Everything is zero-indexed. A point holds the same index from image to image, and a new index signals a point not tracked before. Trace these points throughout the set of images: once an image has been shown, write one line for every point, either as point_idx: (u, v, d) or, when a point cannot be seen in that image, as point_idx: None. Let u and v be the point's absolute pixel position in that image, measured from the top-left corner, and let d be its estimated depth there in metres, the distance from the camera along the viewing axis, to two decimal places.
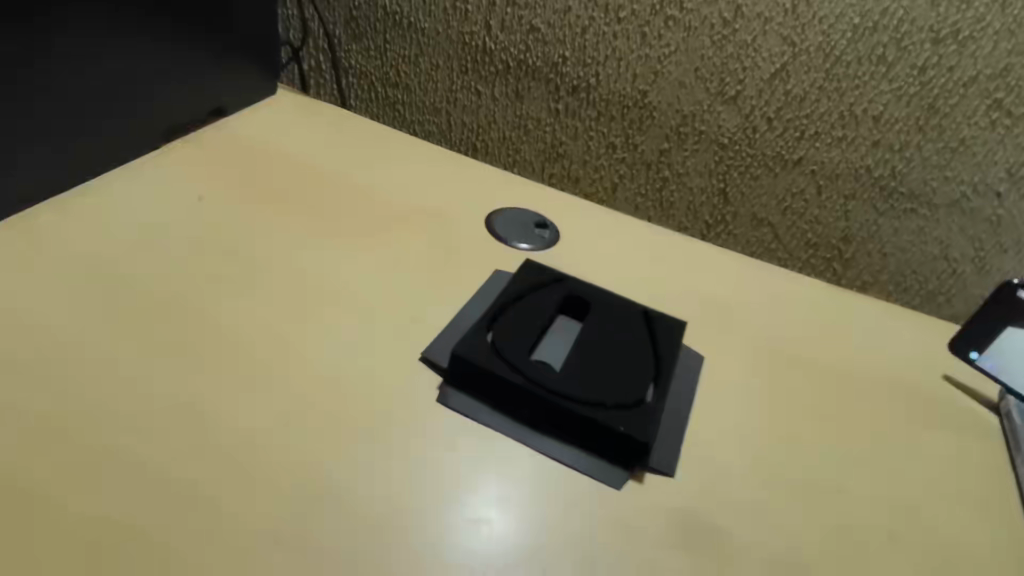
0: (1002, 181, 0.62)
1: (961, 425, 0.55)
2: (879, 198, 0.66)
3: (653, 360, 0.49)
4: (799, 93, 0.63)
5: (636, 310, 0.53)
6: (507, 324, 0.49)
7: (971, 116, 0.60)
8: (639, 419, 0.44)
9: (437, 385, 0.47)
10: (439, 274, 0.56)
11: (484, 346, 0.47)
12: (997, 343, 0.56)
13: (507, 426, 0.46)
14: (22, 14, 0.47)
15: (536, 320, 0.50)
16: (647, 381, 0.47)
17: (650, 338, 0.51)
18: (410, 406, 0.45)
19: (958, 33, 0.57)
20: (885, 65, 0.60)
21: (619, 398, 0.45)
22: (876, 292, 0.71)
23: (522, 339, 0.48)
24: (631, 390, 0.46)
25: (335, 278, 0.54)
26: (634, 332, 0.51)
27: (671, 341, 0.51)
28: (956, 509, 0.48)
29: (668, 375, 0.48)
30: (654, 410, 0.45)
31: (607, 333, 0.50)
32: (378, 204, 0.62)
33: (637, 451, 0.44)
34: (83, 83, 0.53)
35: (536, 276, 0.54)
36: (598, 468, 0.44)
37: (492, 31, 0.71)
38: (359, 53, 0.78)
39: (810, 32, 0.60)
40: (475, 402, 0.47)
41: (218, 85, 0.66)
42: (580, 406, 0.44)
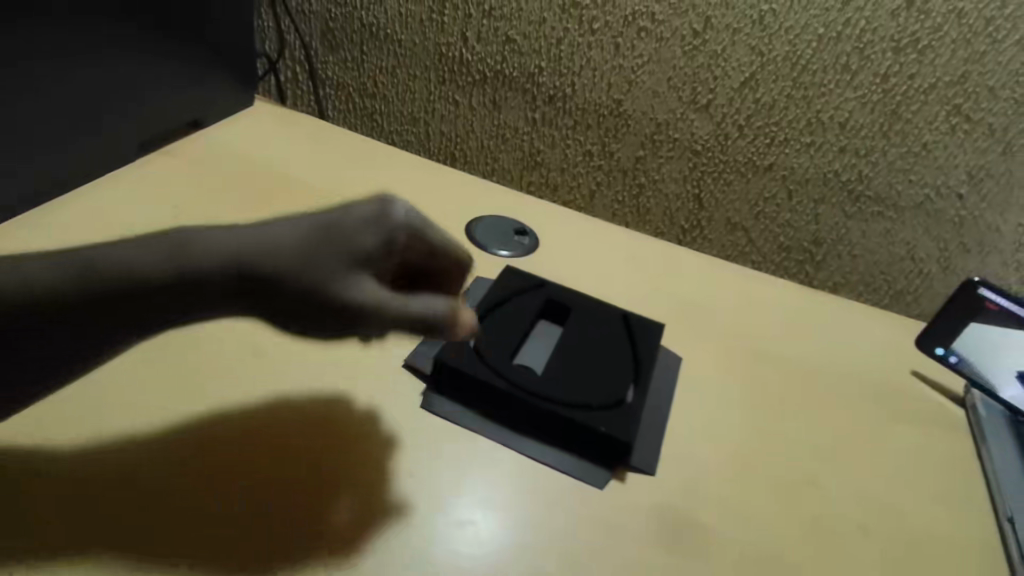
0: (963, 183, 0.64)
1: (931, 417, 0.57)
2: (847, 202, 0.68)
3: (632, 363, 0.50)
4: (768, 102, 0.65)
5: (614, 315, 0.54)
6: (489, 330, 0.50)
7: (932, 122, 0.62)
8: (620, 419, 0.45)
9: (421, 391, 0.48)
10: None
11: (467, 351, 0.48)
12: (962, 338, 0.58)
13: (490, 429, 0.46)
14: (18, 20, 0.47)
15: (518, 325, 0.51)
16: (627, 382, 0.48)
17: (630, 341, 0.51)
18: (391, 414, 0.46)
19: (917, 42, 0.59)
20: (849, 73, 0.62)
21: (600, 399, 0.46)
22: (847, 293, 0.73)
23: (503, 344, 0.49)
24: (611, 392, 0.47)
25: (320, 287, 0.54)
26: (613, 336, 0.52)
27: (649, 343, 0.51)
28: (928, 497, 0.50)
29: (648, 375, 0.49)
30: (635, 411, 0.46)
31: (588, 337, 0.51)
32: None
33: (619, 451, 0.45)
34: (71, 91, 0.53)
35: (516, 282, 0.55)
36: (581, 468, 0.45)
37: (468, 42, 0.72)
38: (337, 65, 0.78)
39: (777, 42, 0.62)
40: (459, 407, 0.47)
41: (197, 97, 0.66)
42: (563, 408, 0.45)
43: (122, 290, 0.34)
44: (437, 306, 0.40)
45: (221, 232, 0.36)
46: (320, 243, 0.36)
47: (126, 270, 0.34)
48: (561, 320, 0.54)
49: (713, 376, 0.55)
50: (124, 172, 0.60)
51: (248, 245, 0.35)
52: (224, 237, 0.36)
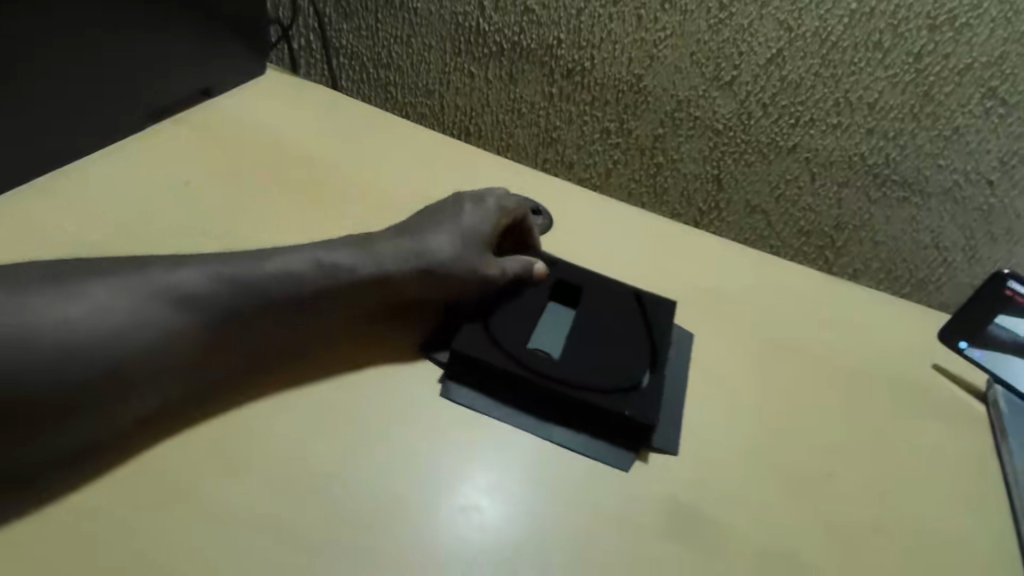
0: (994, 169, 0.62)
1: (948, 413, 0.55)
2: (872, 185, 0.66)
3: (647, 345, 0.49)
4: (795, 80, 0.63)
5: (626, 290, 0.53)
6: (503, 315, 0.49)
7: (966, 104, 0.59)
8: (645, 398, 0.45)
9: (438, 378, 0.47)
10: None
11: (483, 339, 0.47)
12: (989, 333, 0.56)
13: (512, 416, 0.46)
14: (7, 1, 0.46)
15: (531, 307, 0.50)
16: (644, 364, 0.47)
17: (644, 322, 0.50)
18: (404, 394, 0.46)
19: (955, 20, 0.56)
20: (881, 52, 0.59)
21: (617, 382, 0.46)
22: (867, 279, 0.72)
23: (518, 329, 0.48)
24: (628, 374, 0.46)
25: None
26: (624, 310, 0.51)
27: (662, 323, 0.50)
28: (942, 498, 0.49)
29: (664, 355, 0.48)
30: (652, 393, 0.46)
31: (602, 316, 0.51)
32: (374, 191, 0.62)
33: (642, 432, 0.45)
34: (74, 65, 0.52)
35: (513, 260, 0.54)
36: (606, 450, 0.45)
37: (486, 11, 0.70)
38: (351, 33, 0.77)
39: (807, 16, 0.59)
40: (476, 393, 0.47)
41: (206, 67, 0.64)
42: (583, 394, 0.45)
43: (301, 272, 0.44)
44: (527, 260, 0.51)
45: (396, 236, 0.49)
46: (459, 238, 0.50)
47: (322, 271, 0.45)
48: (572, 298, 0.53)
49: (726, 366, 0.54)
50: (126, 145, 0.60)
51: (413, 245, 0.48)
52: (395, 240, 0.48)
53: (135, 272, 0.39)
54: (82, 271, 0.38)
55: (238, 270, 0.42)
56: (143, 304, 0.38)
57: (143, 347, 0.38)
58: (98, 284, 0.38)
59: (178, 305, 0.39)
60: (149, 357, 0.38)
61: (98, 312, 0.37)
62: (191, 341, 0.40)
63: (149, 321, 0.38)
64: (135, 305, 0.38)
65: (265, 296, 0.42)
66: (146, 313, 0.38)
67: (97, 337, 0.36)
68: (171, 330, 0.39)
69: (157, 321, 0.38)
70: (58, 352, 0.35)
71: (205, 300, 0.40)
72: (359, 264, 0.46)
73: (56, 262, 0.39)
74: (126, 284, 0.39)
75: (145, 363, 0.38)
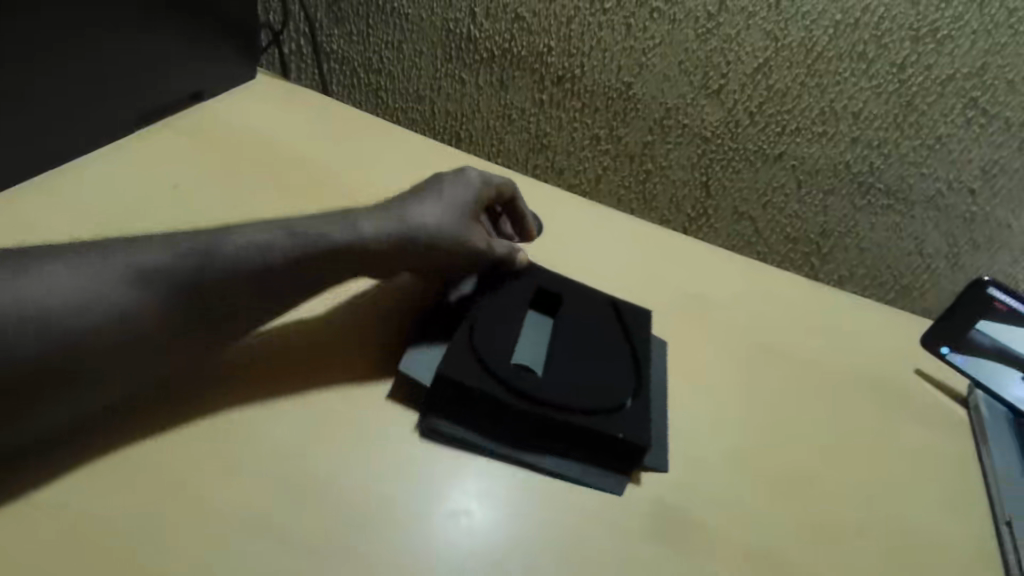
0: (975, 178, 0.63)
1: (932, 416, 0.56)
2: (857, 194, 0.67)
3: (631, 359, 0.49)
4: (781, 89, 0.64)
5: (603, 300, 0.54)
6: (487, 326, 0.47)
7: (948, 114, 0.61)
8: (632, 418, 0.45)
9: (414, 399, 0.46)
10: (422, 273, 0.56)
11: (472, 361, 0.44)
12: (971, 339, 0.57)
13: (497, 446, 0.44)
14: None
15: (513, 322, 0.49)
16: (629, 386, 0.47)
17: (624, 333, 0.51)
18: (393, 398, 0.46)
19: (937, 32, 0.58)
20: (865, 62, 0.60)
21: (606, 402, 0.45)
22: (852, 286, 0.72)
23: (502, 341, 0.47)
24: (615, 394, 0.46)
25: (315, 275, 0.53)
26: (602, 325, 0.51)
27: (642, 333, 0.52)
28: (923, 498, 0.50)
29: (646, 364, 0.49)
30: (640, 410, 0.46)
31: (582, 329, 0.50)
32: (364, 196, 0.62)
33: (634, 454, 0.44)
34: (70, 69, 0.52)
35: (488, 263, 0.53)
36: (597, 476, 0.45)
37: (476, 18, 0.70)
38: (342, 39, 0.77)
39: (793, 27, 0.61)
40: (459, 425, 0.44)
41: (199, 71, 0.64)
42: (574, 416, 0.44)
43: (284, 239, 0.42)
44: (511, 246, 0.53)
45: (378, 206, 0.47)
46: (444, 207, 0.49)
47: (306, 235, 0.43)
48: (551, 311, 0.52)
49: (715, 371, 0.54)
50: (120, 146, 0.60)
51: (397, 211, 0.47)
52: (377, 210, 0.47)
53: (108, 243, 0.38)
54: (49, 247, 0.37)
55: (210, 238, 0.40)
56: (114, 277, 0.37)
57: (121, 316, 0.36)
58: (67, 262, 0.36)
59: (153, 265, 0.38)
60: (129, 327, 0.37)
61: (67, 287, 0.35)
62: (172, 308, 0.38)
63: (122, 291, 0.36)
64: (110, 270, 0.36)
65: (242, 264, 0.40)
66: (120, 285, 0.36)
67: (70, 310, 0.35)
68: (148, 301, 0.37)
69: (129, 290, 0.37)
70: (32, 328, 0.33)
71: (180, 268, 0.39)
72: (345, 231, 0.44)
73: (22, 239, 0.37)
74: (99, 253, 0.37)
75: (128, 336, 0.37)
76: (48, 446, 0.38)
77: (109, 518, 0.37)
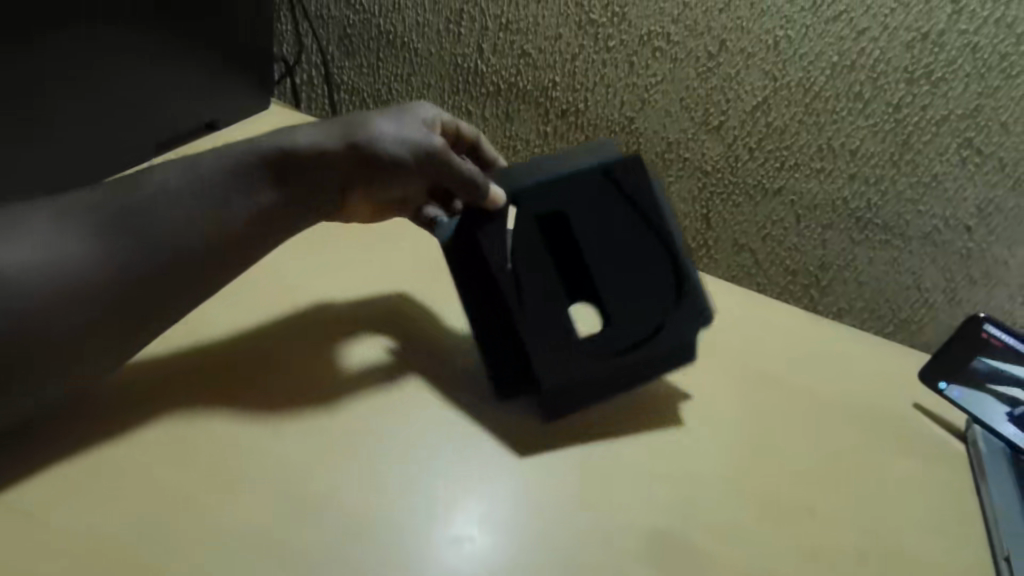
0: (972, 216, 0.64)
1: (924, 448, 0.56)
2: (854, 229, 0.68)
3: (657, 239, 0.51)
4: (780, 126, 0.65)
5: (592, 172, 0.50)
6: (540, 305, 0.49)
7: (943, 153, 0.62)
8: (673, 325, 0.52)
9: (425, 424, 0.49)
10: (425, 307, 0.59)
11: (548, 352, 0.49)
12: (971, 370, 0.58)
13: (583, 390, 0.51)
14: (23, 34, 0.50)
15: (552, 279, 0.49)
16: (667, 278, 0.52)
17: (637, 207, 0.51)
18: (410, 426, 0.48)
19: (931, 75, 0.59)
20: (861, 102, 0.62)
21: (656, 316, 0.51)
22: (852, 320, 0.73)
23: (563, 359, 0.49)
24: (662, 307, 0.51)
25: (330, 307, 0.57)
26: (600, 207, 0.50)
27: (647, 184, 0.51)
28: (911, 523, 0.50)
29: (669, 236, 0.51)
30: (689, 304, 0.52)
31: (604, 230, 0.50)
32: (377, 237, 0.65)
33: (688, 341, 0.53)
34: (81, 94, 0.56)
35: (488, 238, 0.48)
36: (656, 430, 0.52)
37: (484, 54, 0.73)
38: (352, 70, 0.80)
39: (791, 67, 0.63)
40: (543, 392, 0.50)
41: (210, 103, 0.68)
42: (638, 346, 0.51)
43: (236, 155, 0.47)
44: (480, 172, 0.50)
45: (338, 121, 0.51)
46: (401, 127, 0.51)
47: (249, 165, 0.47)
48: (562, 233, 0.50)
49: (711, 402, 0.55)
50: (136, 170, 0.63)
51: (352, 123, 0.50)
52: (335, 122, 0.51)
53: (73, 206, 0.42)
54: (19, 210, 0.41)
55: (157, 196, 0.44)
56: (74, 255, 0.40)
57: (75, 288, 0.40)
58: (42, 235, 0.40)
59: (117, 233, 0.42)
60: (82, 301, 0.40)
61: (27, 259, 0.39)
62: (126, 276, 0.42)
63: (75, 266, 0.40)
64: (74, 239, 0.41)
65: (188, 219, 0.44)
66: (75, 260, 0.40)
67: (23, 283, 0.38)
68: (98, 270, 0.41)
69: (80, 261, 0.40)
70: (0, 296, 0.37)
71: (137, 240, 0.42)
72: (298, 137, 0.49)
73: (14, 204, 0.42)
74: (65, 219, 0.41)
75: (78, 309, 0.40)
76: (71, 442, 0.44)
77: (114, 527, 0.40)
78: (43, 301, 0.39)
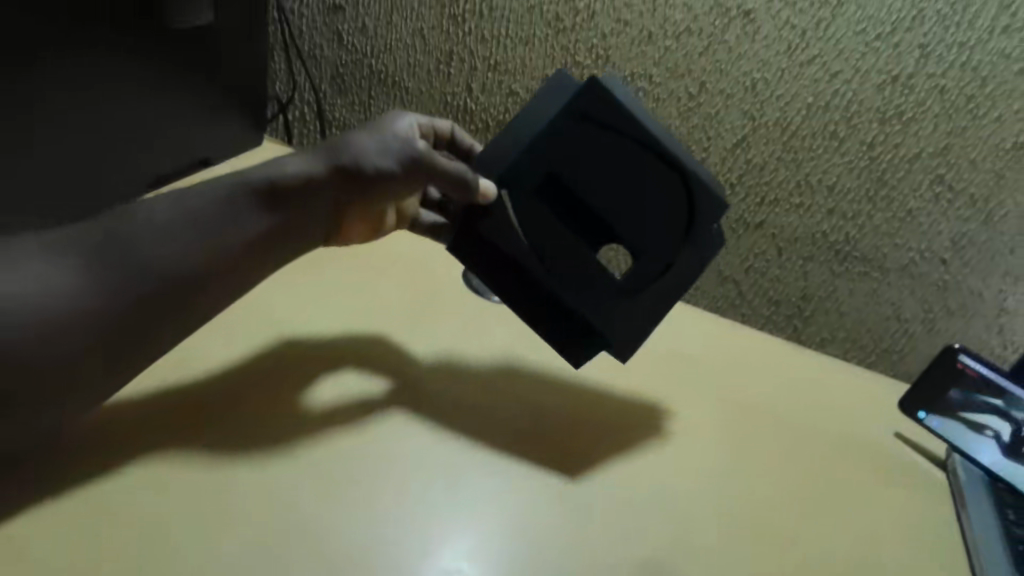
0: (946, 249, 0.66)
1: (904, 476, 0.57)
2: (834, 261, 0.70)
3: (648, 155, 0.52)
4: (760, 162, 0.68)
5: (561, 120, 0.51)
6: (566, 265, 0.53)
7: (916, 189, 0.64)
8: (691, 234, 0.53)
9: (409, 459, 0.49)
10: (411, 343, 0.60)
11: (586, 302, 0.54)
12: (947, 401, 0.59)
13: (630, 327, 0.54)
14: (26, 66, 0.51)
15: (568, 238, 0.53)
16: (672, 191, 0.53)
17: (616, 133, 0.52)
18: (399, 460, 0.49)
19: (902, 115, 0.62)
20: (837, 140, 0.64)
21: (674, 230, 0.53)
22: (835, 350, 0.74)
23: (604, 303, 0.54)
24: (678, 218, 0.53)
25: (318, 343, 0.58)
26: (584, 147, 0.52)
27: (618, 108, 0.51)
28: (894, 550, 0.51)
29: (658, 148, 0.52)
30: (703, 210, 0.53)
31: (597, 167, 0.52)
32: (367, 275, 0.67)
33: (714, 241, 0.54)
34: (75, 131, 0.57)
35: (488, 231, 0.53)
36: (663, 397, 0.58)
37: (473, 92, 0.75)
38: (344, 107, 0.82)
39: (769, 107, 0.65)
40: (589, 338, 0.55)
41: (201, 137, 0.70)
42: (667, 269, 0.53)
43: (227, 185, 0.48)
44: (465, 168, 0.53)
45: (320, 146, 0.53)
46: (380, 138, 0.54)
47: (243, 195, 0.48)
48: (560, 195, 0.53)
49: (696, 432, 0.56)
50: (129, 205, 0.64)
51: (332, 143, 0.53)
52: (317, 147, 0.53)
53: (64, 239, 0.42)
54: (10, 242, 0.41)
55: (152, 227, 0.45)
56: (69, 286, 0.40)
57: (72, 318, 0.40)
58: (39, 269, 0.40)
59: (110, 264, 0.42)
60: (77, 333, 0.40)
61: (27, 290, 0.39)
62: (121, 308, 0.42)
63: (71, 295, 0.40)
64: (69, 271, 0.41)
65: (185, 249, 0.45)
66: (70, 291, 0.40)
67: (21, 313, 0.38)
68: (91, 301, 0.41)
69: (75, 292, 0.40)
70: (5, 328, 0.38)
71: (133, 271, 0.43)
72: (288, 165, 0.51)
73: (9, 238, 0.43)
74: (60, 251, 0.42)
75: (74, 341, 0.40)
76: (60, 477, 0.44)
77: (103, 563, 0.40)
78: (37, 332, 0.39)
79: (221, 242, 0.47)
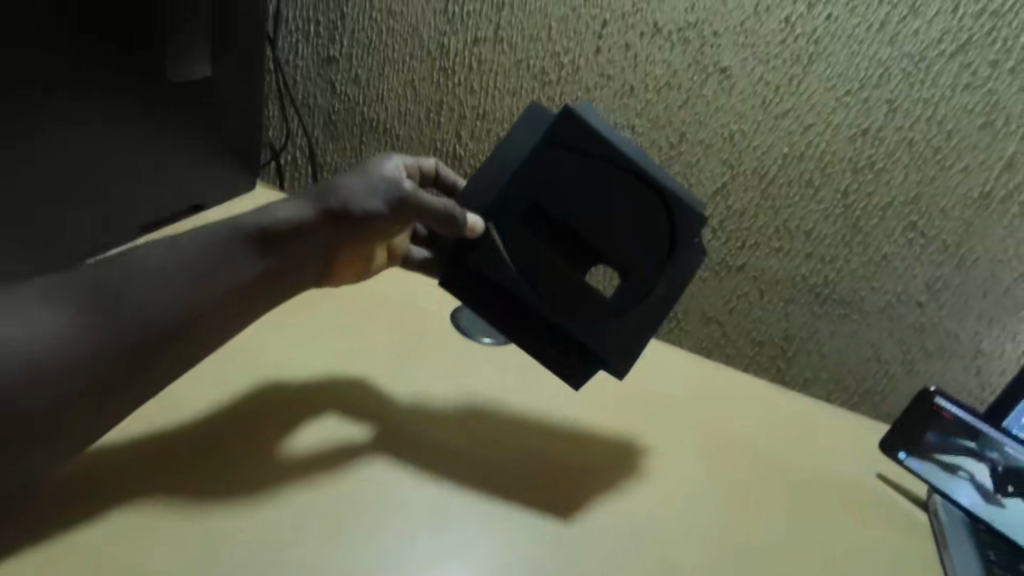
0: (922, 293, 0.68)
1: (888, 517, 0.58)
2: (814, 303, 0.72)
3: (624, 177, 0.53)
4: (740, 208, 0.70)
5: (538, 148, 0.53)
6: (558, 289, 0.55)
7: (890, 235, 0.67)
8: (673, 250, 0.54)
9: (397, 507, 0.49)
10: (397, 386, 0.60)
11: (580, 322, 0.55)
12: (926, 443, 0.60)
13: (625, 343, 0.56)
14: (27, 120, 0.52)
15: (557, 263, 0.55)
16: (651, 208, 0.53)
17: (591, 160, 0.53)
18: (389, 507, 0.49)
19: (874, 165, 0.65)
20: (812, 188, 0.67)
21: (658, 245, 0.54)
22: (818, 390, 0.75)
23: (596, 325, 0.55)
24: (660, 233, 0.54)
25: (305, 386, 0.58)
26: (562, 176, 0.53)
27: (590, 136, 0.52)
28: None
29: (633, 169, 0.53)
30: (683, 226, 0.54)
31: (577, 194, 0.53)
32: (355, 317, 0.68)
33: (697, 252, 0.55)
34: (71, 178, 0.58)
35: (477, 262, 0.54)
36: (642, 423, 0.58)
37: (462, 140, 0.77)
38: (336, 152, 0.84)
39: (747, 157, 0.68)
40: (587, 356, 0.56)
41: (192, 181, 0.71)
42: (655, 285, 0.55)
43: (219, 232, 0.49)
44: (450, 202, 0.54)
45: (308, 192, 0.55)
46: (366, 180, 0.56)
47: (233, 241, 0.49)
48: (545, 223, 0.55)
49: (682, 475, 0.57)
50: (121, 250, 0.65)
51: (320, 189, 0.54)
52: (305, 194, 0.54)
53: (58, 284, 0.43)
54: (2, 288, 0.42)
55: (143, 271, 0.45)
56: (59, 330, 0.41)
57: (60, 364, 0.40)
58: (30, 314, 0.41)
59: (101, 307, 0.43)
60: (67, 379, 0.40)
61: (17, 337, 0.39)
62: (112, 351, 0.42)
63: (62, 340, 0.40)
64: (60, 316, 0.41)
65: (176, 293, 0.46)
66: (60, 334, 0.41)
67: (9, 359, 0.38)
68: (82, 344, 0.41)
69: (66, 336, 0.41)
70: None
71: (124, 315, 0.43)
72: (280, 211, 0.52)
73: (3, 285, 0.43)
74: (52, 296, 0.42)
75: (64, 387, 0.40)
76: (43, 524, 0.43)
77: None
78: (27, 377, 0.39)
79: (212, 287, 0.47)
